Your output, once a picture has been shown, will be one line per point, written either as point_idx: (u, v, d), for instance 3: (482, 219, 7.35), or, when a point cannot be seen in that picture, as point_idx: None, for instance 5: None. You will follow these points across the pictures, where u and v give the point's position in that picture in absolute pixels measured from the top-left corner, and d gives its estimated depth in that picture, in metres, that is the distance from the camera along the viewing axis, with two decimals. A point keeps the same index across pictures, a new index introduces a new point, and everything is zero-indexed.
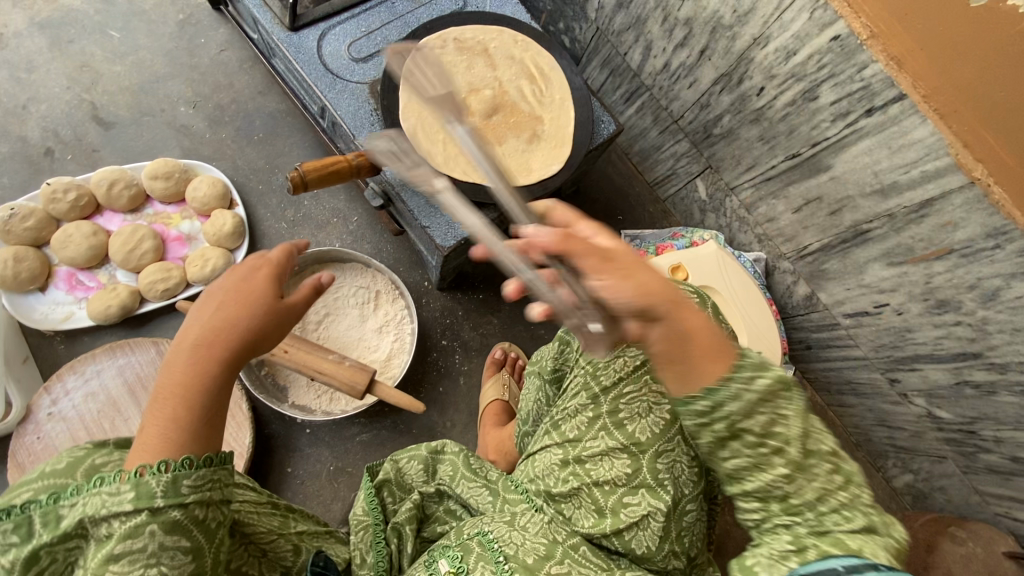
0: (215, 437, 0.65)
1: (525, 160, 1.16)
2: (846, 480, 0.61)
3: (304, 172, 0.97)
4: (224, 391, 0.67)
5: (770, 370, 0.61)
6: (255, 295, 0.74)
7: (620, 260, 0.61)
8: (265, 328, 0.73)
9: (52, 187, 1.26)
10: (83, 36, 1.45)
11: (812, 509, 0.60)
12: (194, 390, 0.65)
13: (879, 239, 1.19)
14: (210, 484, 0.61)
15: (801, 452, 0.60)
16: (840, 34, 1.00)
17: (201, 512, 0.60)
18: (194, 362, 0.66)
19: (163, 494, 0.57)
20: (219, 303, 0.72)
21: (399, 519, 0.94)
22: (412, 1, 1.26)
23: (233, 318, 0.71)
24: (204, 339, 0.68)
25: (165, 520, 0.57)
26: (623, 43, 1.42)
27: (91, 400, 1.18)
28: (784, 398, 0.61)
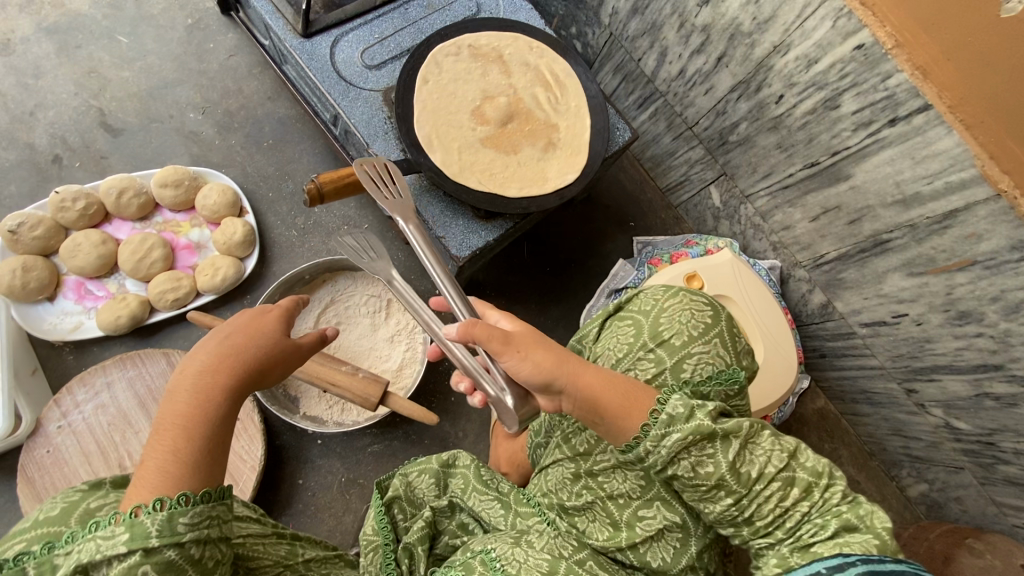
0: (215, 473, 0.65)
1: (540, 169, 1.14)
2: (804, 489, 0.72)
3: (321, 184, 0.96)
4: (224, 424, 0.69)
5: (681, 422, 0.73)
6: (261, 329, 0.78)
7: (515, 342, 0.77)
8: (269, 362, 0.76)
9: (60, 195, 1.24)
10: (91, 41, 1.43)
11: (783, 529, 0.71)
12: (196, 421, 0.67)
13: (899, 249, 1.17)
14: (208, 521, 0.61)
15: (738, 483, 0.72)
16: (864, 43, 0.99)
17: (198, 551, 0.60)
18: (197, 394, 0.68)
19: (158, 533, 0.57)
20: (221, 336, 0.75)
21: (411, 538, 0.91)
22: (425, 7, 1.25)
23: (238, 351, 0.74)
24: (207, 369, 0.70)
25: (159, 560, 0.57)
26: (637, 48, 1.40)
27: (101, 412, 1.16)
28: (703, 443, 0.72)
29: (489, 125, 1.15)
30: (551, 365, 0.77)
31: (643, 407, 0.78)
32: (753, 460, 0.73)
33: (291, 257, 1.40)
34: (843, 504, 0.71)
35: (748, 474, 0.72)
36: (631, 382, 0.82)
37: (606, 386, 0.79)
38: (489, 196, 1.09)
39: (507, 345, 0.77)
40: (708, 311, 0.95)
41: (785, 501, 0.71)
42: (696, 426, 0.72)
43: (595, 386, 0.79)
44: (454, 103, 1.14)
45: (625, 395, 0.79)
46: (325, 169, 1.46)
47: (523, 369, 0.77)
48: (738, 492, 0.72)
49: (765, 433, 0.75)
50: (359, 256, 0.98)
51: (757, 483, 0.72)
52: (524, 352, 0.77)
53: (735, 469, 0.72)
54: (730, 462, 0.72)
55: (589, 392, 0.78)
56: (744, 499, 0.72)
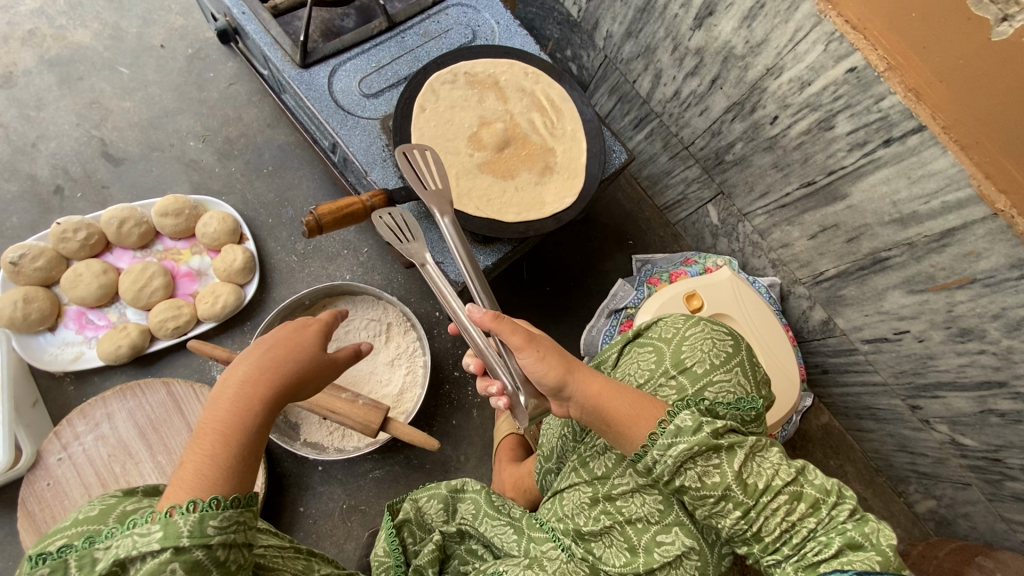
0: (249, 476, 0.67)
1: (537, 194, 1.15)
2: (811, 505, 0.70)
3: (319, 215, 0.96)
4: (260, 433, 0.70)
5: (688, 433, 0.73)
6: (300, 343, 0.79)
7: (537, 341, 0.80)
8: (305, 376, 0.77)
9: (62, 226, 1.24)
10: (93, 73, 1.45)
11: (789, 545, 0.69)
12: (235, 428, 0.68)
13: (898, 266, 1.17)
14: (235, 526, 0.62)
15: (747, 495, 0.70)
16: (856, 67, 0.99)
17: (223, 553, 0.61)
18: (237, 402, 0.70)
19: (189, 533, 0.58)
20: (268, 346, 0.77)
21: (421, 562, 0.90)
22: (422, 35, 1.26)
23: (277, 365, 0.75)
24: (248, 380, 0.72)
25: (187, 559, 0.58)
26: (632, 71, 1.41)
27: (101, 443, 1.16)
28: (709, 453, 0.72)
29: (486, 151, 1.16)
30: (561, 373, 0.79)
31: (651, 418, 0.79)
32: (761, 472, 0.72)
33: (291, 283, 1.40)
34: (850, 521, 0.68)
35: (754, 485, 0.71)
36: (640, 394, 0.82)
37: (615, 396, 0.80)
38: (488, 221, 1.10)
39: (528, 342, 0.79)
40: (729, 341, 0.95)
41: (792, 516, 0.70)
42: (703, 437, 0.71)
43: (604, 395, 0.80)
44: (451, 129, 1.15)
45: (633, 406, 0.80)
46: (323, 194, 1.47)
47: (538, 368, 0.79)
48: (745, 503, 0.70)
49: (772, 449, 0.75)
50: (399, 236, 0.95)
51: (763, 495, 0.71)
52: (541, 353, 0.79)
53: (741, 479, 0.71)
54: (736, 472, 0.71)
55: (597, 401, 0.80)
56: (752, 511, 0.71)
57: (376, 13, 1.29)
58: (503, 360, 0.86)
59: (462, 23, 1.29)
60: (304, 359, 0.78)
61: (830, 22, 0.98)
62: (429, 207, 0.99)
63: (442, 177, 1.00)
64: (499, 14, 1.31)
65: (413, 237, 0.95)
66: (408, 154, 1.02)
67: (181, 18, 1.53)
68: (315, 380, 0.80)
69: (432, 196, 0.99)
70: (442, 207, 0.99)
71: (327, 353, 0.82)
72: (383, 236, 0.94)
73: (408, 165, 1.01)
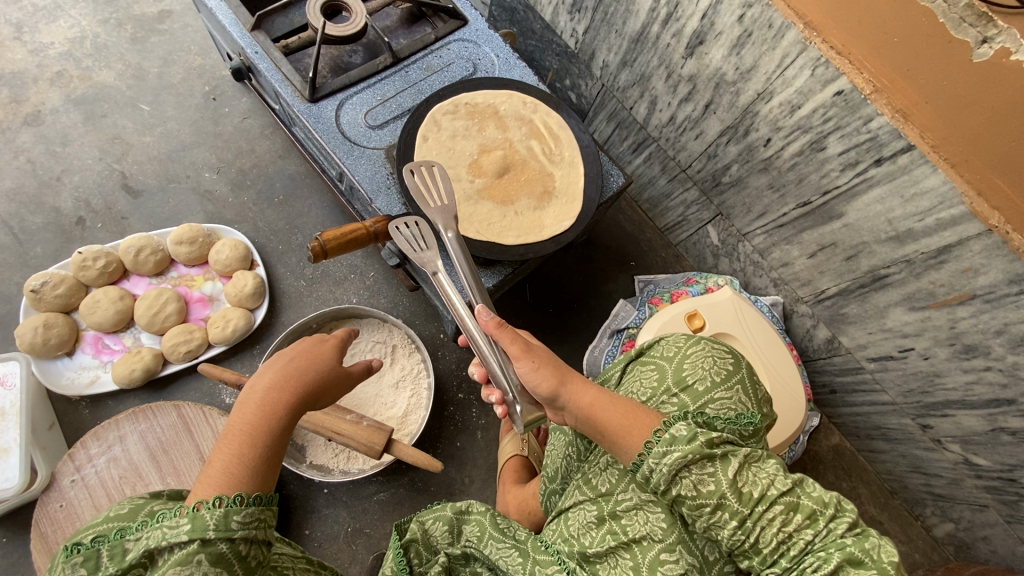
0: (270, 479, 0.69)
1: (537, 218, 1.18)
2: (808, 517, 0.69)
3: (324, 241, 1.00)
4: (283, 438, 0.74)
5: (682, 442, 0.73)
6: (320, 354, 0.83)
7: (534, 351, 0.84)
8: (324, 385, 0.81)
9: (82, 255, 1.30)
10: (116, 110, 1.54)
11: (787, 558, 0.69)
12: (261, 431, 0.71)
13: (898, 284, 1.17)
14: (256, 523, 0.64)
15: (741, 504, 0.70)
16: (843, 90, 1.02)
17: (245, 548, 0.63)
18: (264, 406, 0.74)
19: (215, 526, 0.60)
20: (291, 356, 0.81)
21: None
22: (425, 69, 1.33)
23: (299, 372, 0.79)
24: (274, 387, 0.76)
25: (212, 552, 0.60)
26: (628, 98, 1.46)
27: (113, 464, 1.18)
28: (703, 462, 0.72)
29: (486, 177, 1.20)
30: (554, 384, 0.82)
31: (644, 427, 0.80)
32: (756, 481, 0.72)
33: (299, 307, 1.44)
34: (849, 536, 0.68)
35: (749, 494, 0.71)
36: (636, 406, 0.84)
37: (608, 406, 0.83)
38: (488, 244, 1.13)
39: (525, 351, 0.83)
40: (729, 359, 0.95)
41: (788, 526, 0.69)
42: (698, 446, 0.72)
43: (598, 404, 0.83)
44: (452, 157, 1.20)
45: (627, 416, 0.82)
46: (332, 222, 1.52)
47: (533, 377, 0.83)
48: (741, 513, 0.70)
49: (769, 460, 0.75)
50: (414, 246, 0.99)
51: (759, 504, 0.70)
52: (537, 364, 0.83)
53: (736, 488, 0.71)
54: (731, 480, 0.71)
55: (590, 411, 0.83)
56: (748, 521, 0.70)
57: (381, 48, 1.36)
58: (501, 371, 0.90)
59: (463, 57, 1.35)
60: (324, 367, 0.82)
61: (815, 48, 1.01)
62: (434, 221, 1.02)
63: (447, 194, 1.03)
64: (498, 47, 1.37)
65: (427, 246, 1.00)
66: (416, 171, 1.07)
67: (199, 58, 1.62)
68: (333, 390, 0.84)
69: (437, 213, 1.03)
70: (447, 221, 1.02)
71: (343, 365, 0.86)
72: (398, 246, 0.99)
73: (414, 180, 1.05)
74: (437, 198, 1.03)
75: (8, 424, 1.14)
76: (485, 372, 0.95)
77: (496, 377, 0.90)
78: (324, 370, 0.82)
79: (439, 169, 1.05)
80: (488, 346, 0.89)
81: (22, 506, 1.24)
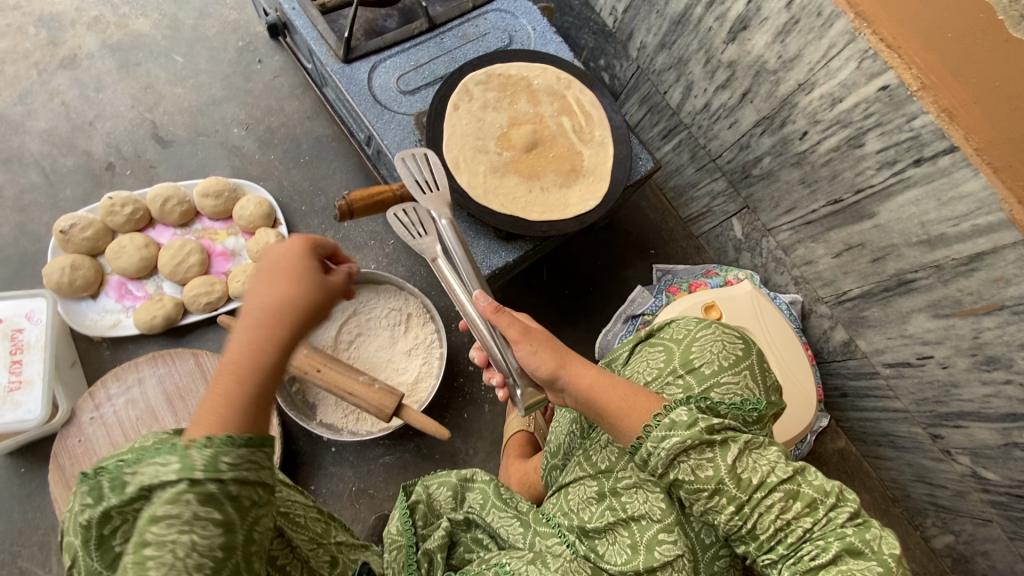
0: (263, 420, 0.62)
1: (560, 195, 1.18)
2: (809, 505, 0.69)
3: (351, 200, 0.99)
4: (277, 371, 0.65)
5: (682, 428, 0.72)
6: (310, 271, 0.69)
7: (532, 334, 0.84)
8: (321, 307, 0.69)
9: (111, 200, 1.32)
10: (150, 59, 1.54)
11: (784, 545, 0.68)
12: (251, 366, 0.63)
13: (924, 289, 1.15)
14: (249, 464, 0.58)
15: (739, 490, 0.70)
16: (889, 85, 0.99)
17: (238, 489, 0.57)
18: (252, 337, 0.64)
19: (203, 466, 0.55)
20: (277, 270, 0.68)
21: (431, 547, 0.91)
22: (460, 37, 1.31)
23: (283, 297, 0.66)
24: (260, 313, 0.64)
25: (200, 492, 0.54)
26: (663, 81, 1.43)
27: (131, 406, 1.21)
28: (702, 447, 0.71)
29: (514, 150, 1.19)
30: (553, 366, 0.82)
31: (643, 411, 0.79)
32: (756, 468, 0.71)
33: None
34: (849, 526, 0.68)
35: (748, 480, 0.70)
36: (636, 388, 0.83)
37: (608, 388, 0.81)
38: (512, 218, 1.13)
39: (523, 334, 0.83)
40: (740, 345, 0.93)
41: (787, 514, 0.68)
42: (697, 431, 0.71)
43: (598, 387, 0.82)
44: (481, 128, 1.19)
45: (626, 399, 0.80)
46: (356, 187, 1.52)
47: (533, 360, 0.82)
48: (739, 498, 0.70)
49: (771, 447, 0.74)
50: (409, 231, 0.96)
51: (758, 491, 0.70)
52: (536, 346, 0.83)
53: (734, 474, 0.70)
54: (729, 466, 0.70)
55: (590, 394, 0.81)
56: (746, 507, 0.70)
57: (417, 14, 1.34)
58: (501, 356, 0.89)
59: (499, 28, 1.33)
60: (315, 284, 0.68)
61: (864, 39, 0.99)
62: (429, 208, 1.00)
63: (442, 181, 1.02)
64: (535, 21, 1.35)
65: (426, 232, 0.97)
66: (406, 159, 1.01)
67: (234, 13, 1.61)
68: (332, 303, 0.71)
69: (431, 200, 1.00)
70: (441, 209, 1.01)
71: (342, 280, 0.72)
72: (397, 233, 0.95)
73: (406, 167, 1.00)
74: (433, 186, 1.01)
75: (33, 357, 1.18)
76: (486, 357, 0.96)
77: (495, 359, 0.90)
78: (314, 288, 0.68)
79: (433, 156, 1.02)
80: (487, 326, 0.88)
81: (43, 438, 1.28)
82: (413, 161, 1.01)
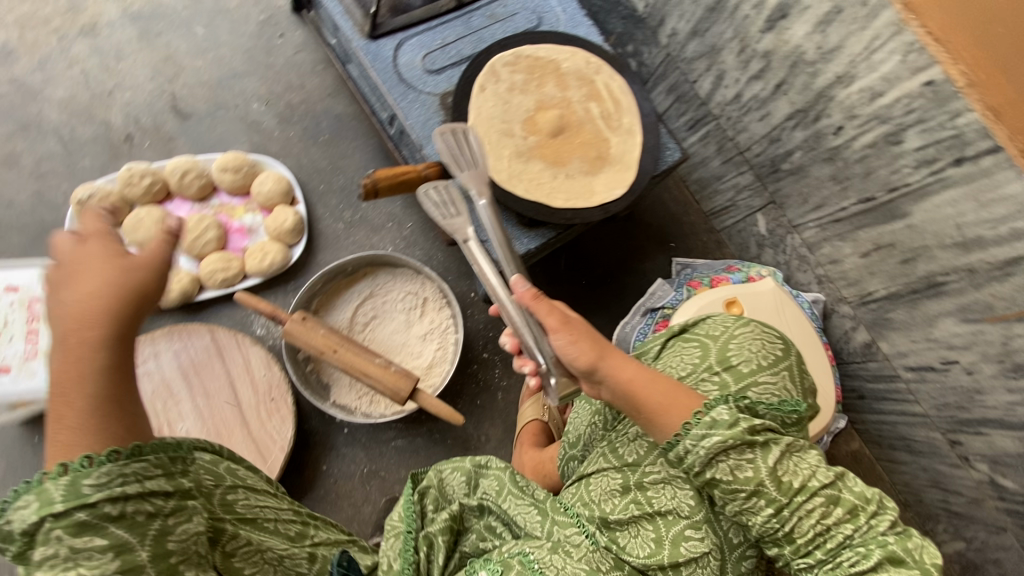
0: (115, 426, 0.59)
1: (587, 183, 1.15)
2: (850, 511, 0.68)
3: (376, 179, 0.99)
4: (115, 374, 0.61)
5: (723, 427, 0.71)
6: (100, 270, 0.64)
7: (572, 324, 0.83)
8: (136, 298, 0.64)
9: (130, 171, 1.32)
10: (171, 30, 1.52)
11: (823, 550, 0.68)
12: (76, 382, 0.59)
13: (954, 292, 1.13)
14: (121, 480, 0.56)
15: (780, 493, 0.69)
16: (933, 80, 0.96)
17: (116, 508, 0.55)
18: (67, 354, 0.60)
19: (62, 498, 0.53)
20: (73, 280, 0.64)
21: (434, 530, 0.91)
22: (488, 17, 1.28)
23: (88, 296, 0.62)
24: (66, 328, 0.61)
25: (70, 523, 0.53)
26: (693, 70, 1.40)
27: (146, 379, 1.23)
28: (743, 448, 0.70)
29: (540, 135, 1.17)
30: (591, 356, 0.81)
31: (683, 408, 0.76)
32: (798, 471, 0.70)
33: (335, 249, 1.44)
34: (890, 534, 0.68)
35: (790, 484, 0.69)
36: (676, 385, 0.81)
37: (647, 384, 0.79)
38: (536, 204, 1.12)
39: (563, 324, 0.82)
40: (779, 345, 0.92)
41: (828, 519, 0.68)
42: (739, 432, 0.70)
43: (638, 381, 0.79)
44: (507, 111, 1.17)
45: (665, 395, 0.78)
46: (375, 167, 1.50)
47: (570, 350, 0.81)
48: (778, 501, 0.69)
49: (810, 451, 0.73)
50: (440, 210, 0.94)
51: (799, 495, 0.69)
52: (575, 336, 0.82)
53: (775, 476, 0.69)
54: (770, 469, 0.70)
55: (628, 387, 0.79)
56: (785, 510, 0.69)
57: None
58: (538, 344, 0.88)
59: (528, 9, 1.30)
60: (117, 274, 0.64)
61: (910, 32, 0.95)
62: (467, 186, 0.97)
63: (480, 159, 0.99)
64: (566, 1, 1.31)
65: (456, 212, 0.94)
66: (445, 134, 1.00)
67: None
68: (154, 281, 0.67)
69: (469, 178, 0.97)
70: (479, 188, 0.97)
71: (150, 262, 0.66)
72: (427, 212, 0.94)
73: (447, 143, 0.99)
74: (470, 164, 0.98)
75: None
76: (519, 344, 0.95)
77: (529, 345, 0.89)
78: (119, 276, 0.64)
79: (473, 133, 1.00)
80: (526, 312, 0.87)
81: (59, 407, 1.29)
82: (451, 137, 1.00)
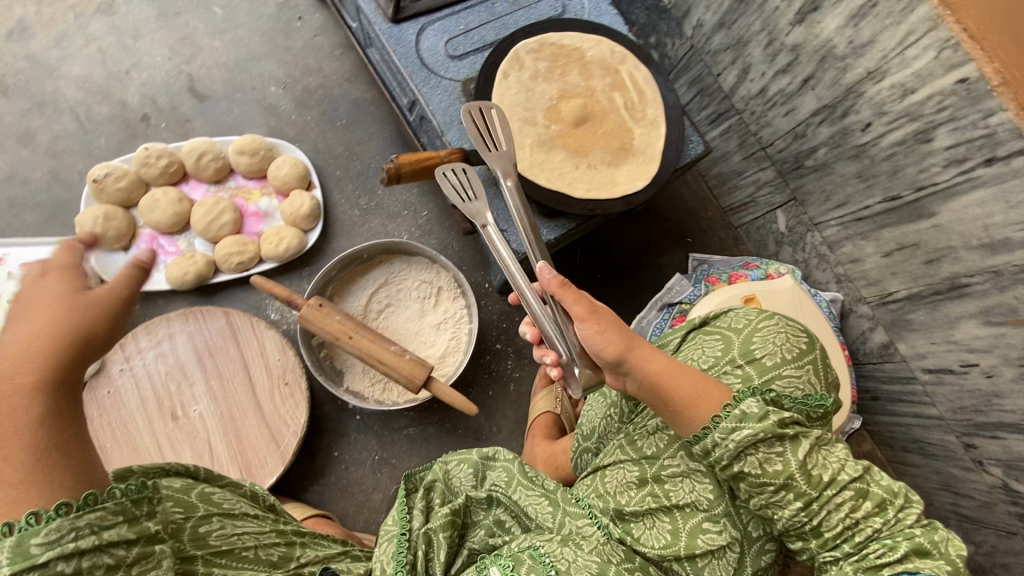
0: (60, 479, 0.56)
1: (610, 174, 1.14)
2: (878, 505, 0.68)
3: (399, 164, 0.98)
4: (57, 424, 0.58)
5: (753, 420, 0.71)
6: (45, 313, 0.61)
7: (600, 313, 0.80)
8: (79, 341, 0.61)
9: (147, 151, 1.29)
10: (189, 10, 1.50)
11: (850, 543, 0.68)
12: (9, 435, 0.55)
13: (978, 295, 1.11)
14: (74, 535, 0.53)
15: (809, 487, 0.69)
16: (968, 77, 0.94)
17: (72, 566, 0.52)
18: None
19: (8, 561, 0.50)
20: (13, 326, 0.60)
21: (434, 525, 0.82)
22: (512, 3, 1.26)
23: (27, 341, 0.59)
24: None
25: None
26: (718, 63, 1.38)
27: (161, 360, 1.22)
28: (772, 442, 0.70)
29: (563, 124, 1.15)
30: (620, 347, 0.78)
31: (713, 400, 0.76)
32: (827, 465, 0.70)
33: (351, 236, 1.43)
34: (917, 527, 0.67)
35: (819, 478, 0.69)
36: (703, 376, 0.80)
37: (675, 374, 0.78)
38: (557, 195, 1.10)
39: (590, 313, 0.80)
40: (804, 338, 0.91)
41: (856, 513, 0.68)
42: (770, 425, 0.70)
43: (665, 373, 0.78)
44: (530, 99, 1.15)
45: (694, 385, 0.77)
46: (393, 154, 1.48)
47: (599, 340, 0.79)
48: (808, 495, 0.69)
49: (837, 445, 0.73)
50: (460, 195, 0.95)
51: (828, 488, 0.69)
52: (603, 326, 0.79)
53: (805, 470, 0.69)
54: (800, 462, 0.69)
55: (656, 378, 0.78)
56: (813, 504, 0.69)
57: None
58: (561, 332, 0.88)
59: None
60: (62, 316, 0.61)
61: (946, 28, 0.93)
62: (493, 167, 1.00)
63: (507, 139, 1.01)
64: None
65: (475, 198, 0.96)
66: (472, 112, 1.02)
67: None
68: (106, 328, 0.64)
69: (496, 158, 1.00)
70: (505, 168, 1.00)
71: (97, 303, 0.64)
72: (448, 195, 0.94)
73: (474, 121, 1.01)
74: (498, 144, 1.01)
75: None
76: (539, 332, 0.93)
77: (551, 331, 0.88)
78: (71, 316, 0.62)
79: (499, 111, 1.02)
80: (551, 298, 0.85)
81: None
82: (473, 116, 1.01)
